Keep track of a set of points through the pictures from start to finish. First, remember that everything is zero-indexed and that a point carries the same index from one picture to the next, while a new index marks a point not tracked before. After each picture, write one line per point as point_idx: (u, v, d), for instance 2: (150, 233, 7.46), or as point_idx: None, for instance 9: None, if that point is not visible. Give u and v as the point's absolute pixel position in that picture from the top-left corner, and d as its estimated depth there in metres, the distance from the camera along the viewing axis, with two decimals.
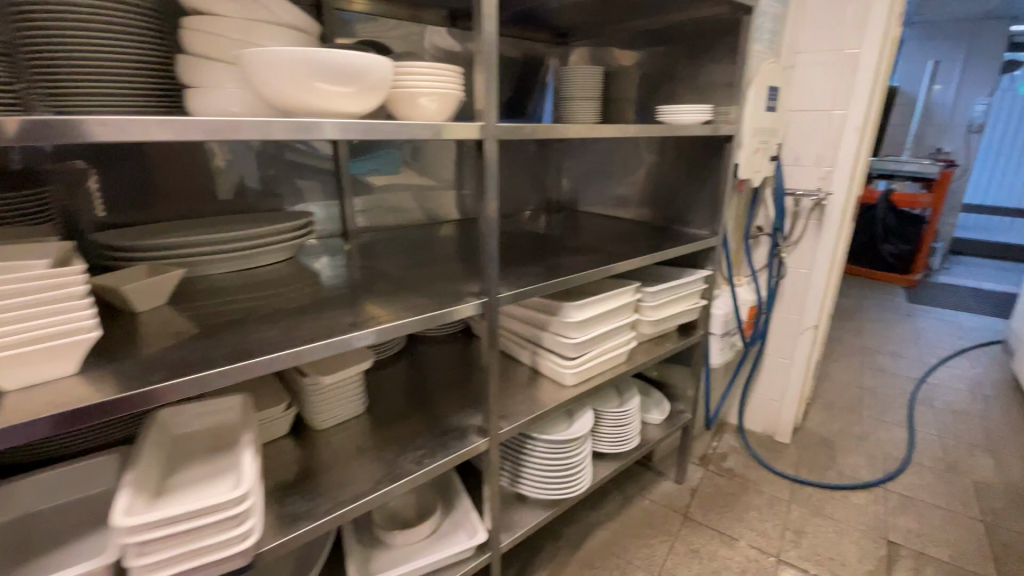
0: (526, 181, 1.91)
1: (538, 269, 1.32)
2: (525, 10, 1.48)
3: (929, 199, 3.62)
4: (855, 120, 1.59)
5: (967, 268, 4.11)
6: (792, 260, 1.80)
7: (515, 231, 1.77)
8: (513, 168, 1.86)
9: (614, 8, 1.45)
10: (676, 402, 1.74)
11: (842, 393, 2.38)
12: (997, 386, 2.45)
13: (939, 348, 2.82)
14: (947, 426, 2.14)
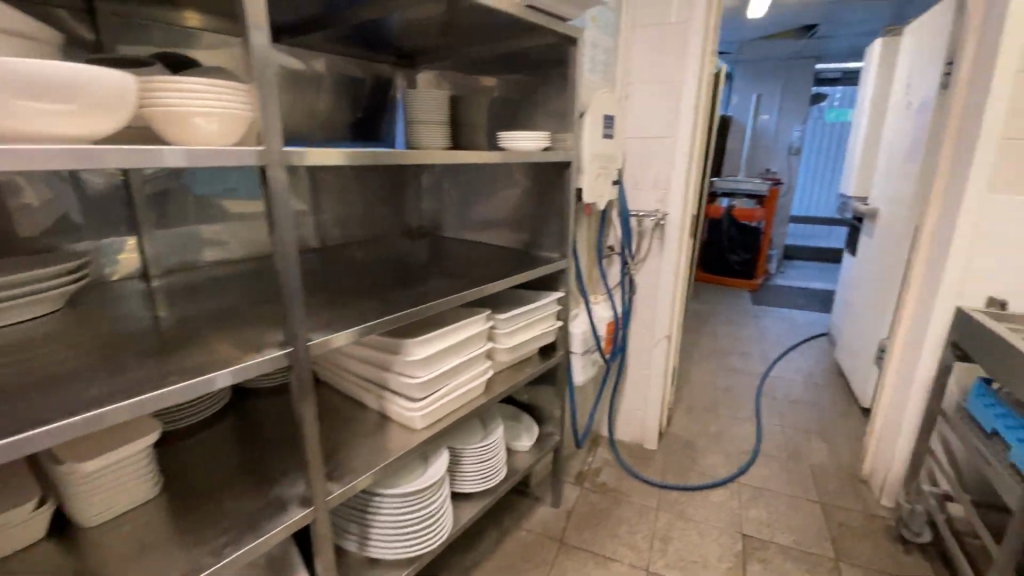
0: (382, 206, 1.81)
1: (383, 299, 1.23)
2: (358, 31, 1.41)
3: (761, 213, 4.15)
4: (683, 146, 1.75)
5: (798, 271, 4.76)
6: (642, 277, 1.94)
7: (373, 254, 1.67)
8: (369, 191, 1.74)
9: (450, 35, 1.44)
10: (545, 425, 1.74)
11: (702, 395, 2.57)
12: (823, 374, 2.81)
13: (779, 344, 3.20)
14: (787, 416, 2.40)
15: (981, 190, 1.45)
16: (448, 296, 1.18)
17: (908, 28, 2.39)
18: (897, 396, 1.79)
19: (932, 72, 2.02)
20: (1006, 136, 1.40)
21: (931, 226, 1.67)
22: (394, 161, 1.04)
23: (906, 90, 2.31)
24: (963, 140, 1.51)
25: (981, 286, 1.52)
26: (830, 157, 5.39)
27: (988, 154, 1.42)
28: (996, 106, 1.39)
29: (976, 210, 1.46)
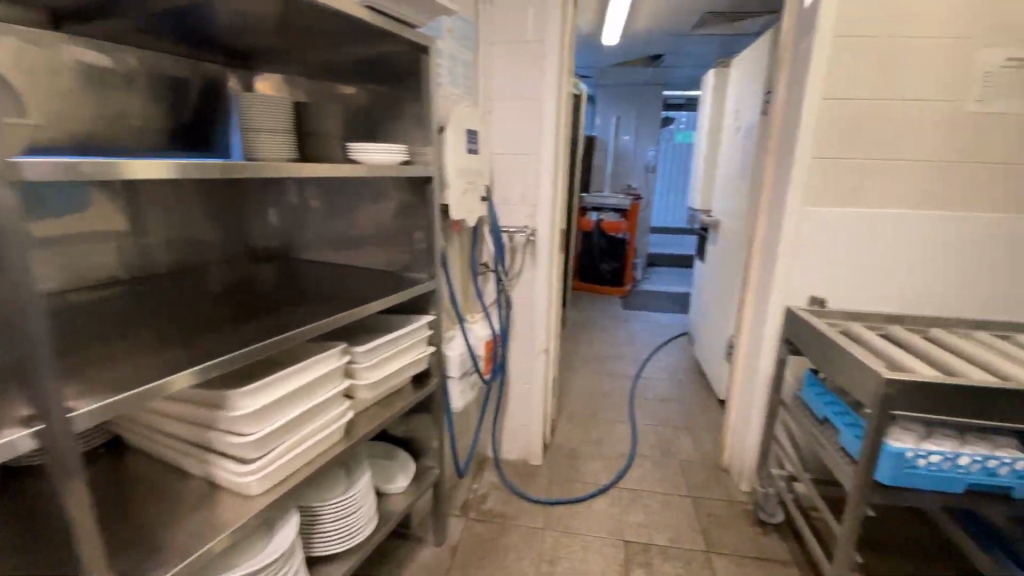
0: (223, 225, 1.54)
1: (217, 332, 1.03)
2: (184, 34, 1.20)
3: (626, 225, 4.45)
4: (548, 162, 1.76)
5: (660, 277, 5.21)
6: (517, 293, 1.91)
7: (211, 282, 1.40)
8: (204, 206, 1.46)
9: (292, 40, 1.28)
10: (423, 458, 1.61)
11: (583, 402, 2.63)
12: (686, 371, 3.06)
13: (647, 346, 3.43)
14: (658, 415, 2.55)
15: (798, 204, 1.66)
16: (292, 332, 1.02)
17: (734, 62, 2.73)
18: (746, 389, 1.98)
19: (754, 101, 2.32)
20: (814, 157, 1.63)
21: (762, 236, 1.88)
22: (217, 174, 0.85)
23: (736, 117, 2.62)
24: (783, 161, 1.72)
25: (804, 287, 1.73)
26: (680, 174, 6.03)
27: (802, 173, 1.64)
28: (805, 132, 1.61)
29: (796, 221, 1.67)
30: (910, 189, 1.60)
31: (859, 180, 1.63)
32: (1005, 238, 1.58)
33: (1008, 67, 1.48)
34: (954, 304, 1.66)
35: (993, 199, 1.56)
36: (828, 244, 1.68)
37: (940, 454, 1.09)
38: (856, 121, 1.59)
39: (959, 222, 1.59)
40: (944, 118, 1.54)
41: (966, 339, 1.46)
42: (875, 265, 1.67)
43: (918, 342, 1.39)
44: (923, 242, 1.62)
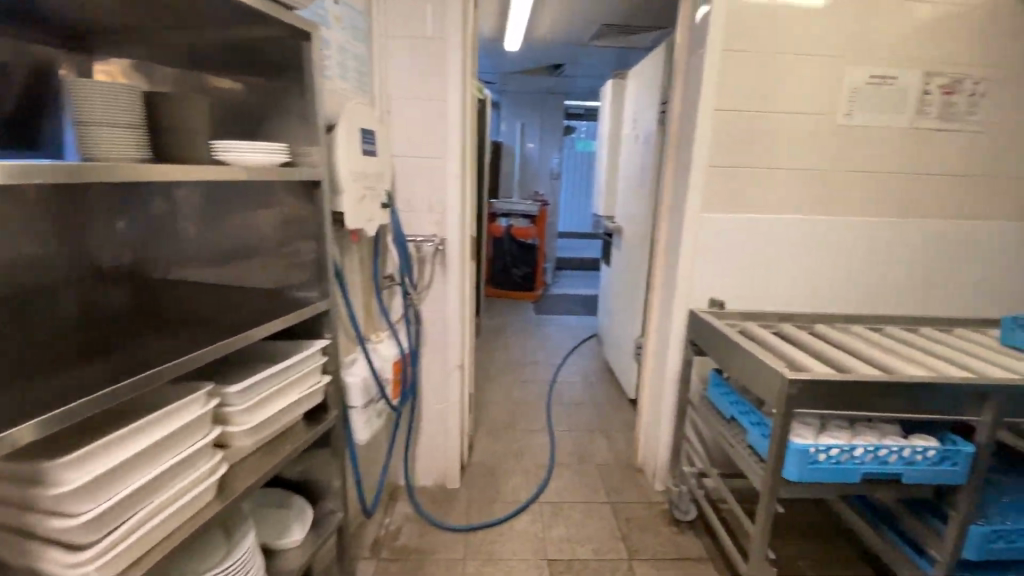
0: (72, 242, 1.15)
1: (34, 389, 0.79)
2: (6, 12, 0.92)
3: (535, 230, 4.48)
4: (454, 167, 1.66)
5: (568, 280, 5.32)
6: (426, 307, 1.78)
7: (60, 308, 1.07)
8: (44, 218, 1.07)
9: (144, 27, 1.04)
10: (323, 501, 1.41)
11: (498, 413, 2.53)
12: (598, 373, 3.10)
13: (560, 349, 3.44)
14: (574, 420, 2.53)
15: (698, 210, 1.72)
16: (144, 375, 0.81)
17: (631, 73, 2.82)
18: (655, 390, 2.02)
19: (651, 110, 2.40)
20: (710, 166, 1.69)
21: (665, 241, 1.92)
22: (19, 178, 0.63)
23: (634, 125, 2.71)
24: (682, 168, 1.78)
25: (705, 290, 1.80)
26: (583, 180, 6.23)
27: (700, 180, 1.70)
28: (701, 140, 1.67)
29: (696, 227, 1.73)
30: (792, 196, 1.73)
31: (749, 187, 1.72)
32: (870, 239, 1.76)
33: (865, 86, 1.64)
34: (831, 300, 1.81)
35: (859, 204, 1.73)
36: (725, 248, 1.76)
37: (838, 446, 1.16)
38: (745, 132, 1.68)
39: (834, 226, 1.74)
40: (817, 130, 1.68)
41: (845, 334, 1.60)
42: (766, 267, 1.78)
43: (809, 340, 1.48)
44: (805, 244, 1.76)
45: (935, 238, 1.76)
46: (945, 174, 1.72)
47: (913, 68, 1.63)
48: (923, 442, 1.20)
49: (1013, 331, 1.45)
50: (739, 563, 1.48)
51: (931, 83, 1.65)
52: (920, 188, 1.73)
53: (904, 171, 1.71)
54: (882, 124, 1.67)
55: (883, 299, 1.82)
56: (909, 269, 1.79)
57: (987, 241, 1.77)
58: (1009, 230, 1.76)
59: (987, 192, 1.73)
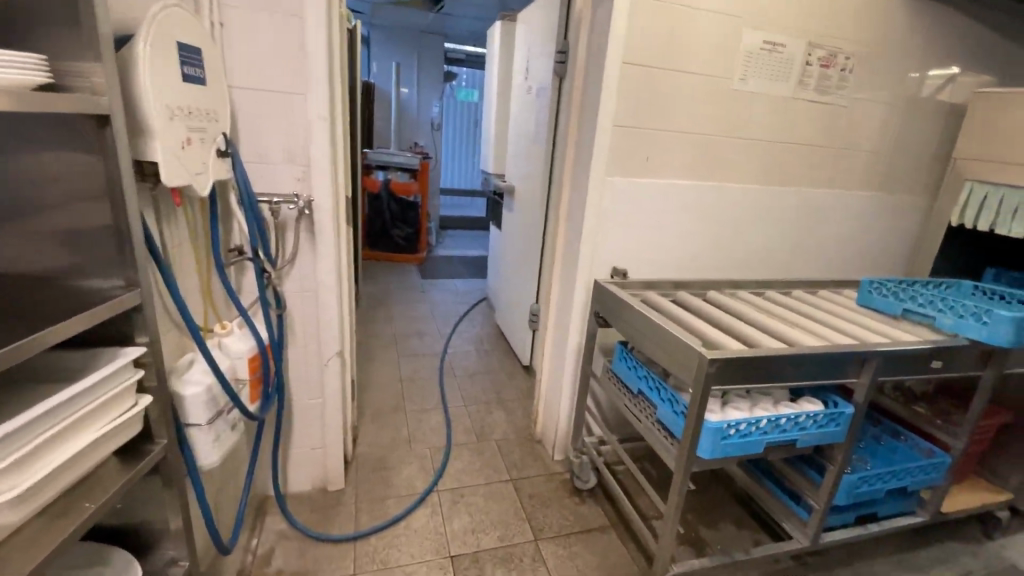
0: None
1: None
2: None
3: (417, 186, 4.12)
4: (320, 106, 1.30)
5: (454, 241, 5.05)
6: (291, 284, 1.44)
7: None
8: None
9: None
10: (160, 548, 1.07)
11: (384, 394, 2.27)
12: (490, 339, 2.96)
13: (450, 316, 3.22)
14: (468, 392, 2.36)
15: (601, 173, 1.59)
16: None
17: (521, 16, 2.57)
18: (551, 362, 1.93)
19: (546, 59, 2.19)
20: (614, 125, 1.56)
21: (566, 204, 1.77)
22: None
23: (527, 75, 2.48)
24: (585, 126, 1.63)
25: (608, 258, 1.71)
26: (465, 133, 5.88)
27: (604, 140, 1.56)
28: (607, 95, 1.52)
29: (599, 192, 1.60)
30: (691, 159, 1.67)
31: (650, 149, 1.62)
32: (756, 205, 1.80)
33: (759, 50, 1.61)
34: (719, 265, 1.85)
35: (749, 171, 1.75)
36: (627, 214, 1.67)
37: (746, 420, 1.13)
38: (649, 90, 1.56)
39: (727, 193, 1.75)
40: (715, 93, 1.62)
41: (736, 300, 1.62)
42: (665, 234, 1.73)
43: (709, 309, 1.47)
44: (699, 210, 1.74)
45: (806, 204, 1.87)
46: (817, 144, 1.80)
47: (800, 37, 1.63)
48: (812, 407, 1.23)
49: (869, 293, 1.55)
50: (647, 540, 1.44)
51: (813, 54, 1.67)
52: (799, 156, 1.79)
53: (787, 139, 1.75)
54: (771, 93, 1.67)
55: (763, 263, 1.90)
56: (785, 234, 1.88)
57: (842, 208, 1.93)
58: (859, 198, 1.94)
59: (847, 162, 1.87)
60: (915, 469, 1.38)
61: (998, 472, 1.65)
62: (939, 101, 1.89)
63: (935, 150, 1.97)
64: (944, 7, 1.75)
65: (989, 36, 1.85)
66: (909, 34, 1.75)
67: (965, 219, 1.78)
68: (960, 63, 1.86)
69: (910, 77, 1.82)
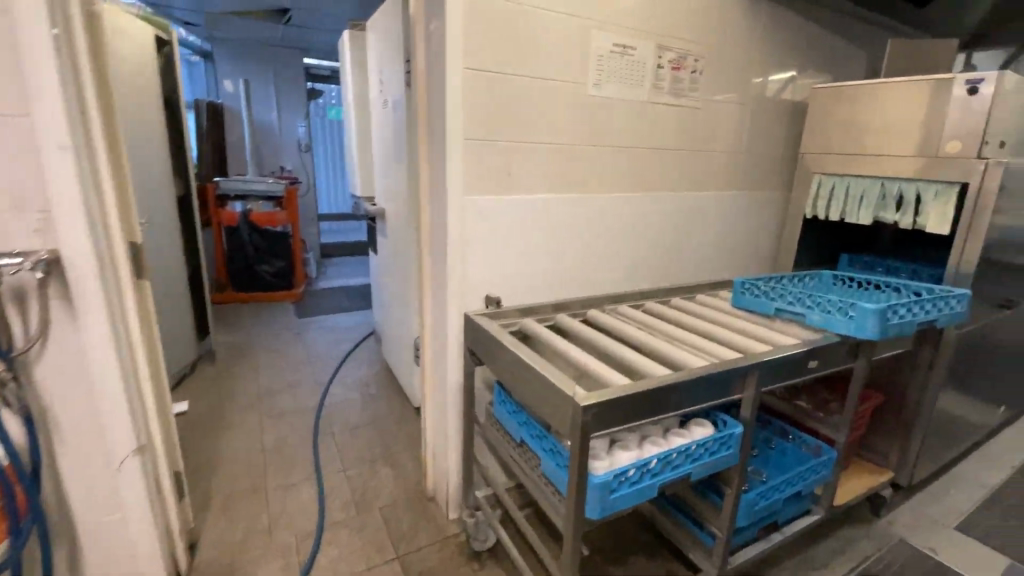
0: None
1: None
2: None
3: (284, 215, 3.68)
4: (56, 132, 0.97)
5: (338, 270, 4.63)
6: (46, 370, 1.08)
7: None
8: None
9: None
10: None
11: (241, 473, 1.88)
12: (377, 379, 2.65)
13: (330, 359, 2.86)
14: (348, 450, 2.05)
15: (459, 192, 1.38)
16: None
17: (370, 23, 2.32)
18: (431, 408, 1.68)
19: (395, 70, 1.96)
20: (468, 138, 1.36)
21: (426, 228, 1.55)
22: None
23: (381, 88, 2.24)
24: (434, 141, 1.42)
25: (480, 287, 1.49)
26: (340, 154, 5.50)
27: (457, 156, 1.35)
28: (454, 106, 1.32)
29: (459, 214, 1.39)
30: (559, 169, 1.52)
31: (512, 162, 1.44)
32: (629, 212, 1.71)
33: (611, 54, 1.51)
34: (601, 278, 1.73)
35: (618, 178, 1.65)
36: (495, 236, 1.47)
37: (635, 466, 0.97)
38: (501, 97, 1.38)
39: (599, 204, 1.62)
40: (573, 101, 1.48)
41: (615, 317, 1.49)
42: (539, 253, 1.56)
43: (588, 332, 1.33)
44: (573, 225, 1.59)
45: (676, 208, 1.83)
46: (680, 148, 1.76)
47: (648, 39, 1.56)
48: (702, 432, 1.11)
49: (742, 294, 1.47)
50: None
51: (663, 58, 1.61)
52: (666, 161, 1.74)
53: (651, 143, 1.68)
54: (626, 98, 1.58)
55: (644, 271, 1.81)
56: (662, 240, 1.82)
57: (710, 209, 1.92)
58: (723, 197, 1.94)
59: (708, 163, 1.85)
60: (806, 470, 1.33)
61: (877, 451, 1.70)
62: (782, 101, 1.96)
63: (785, 147, 2.04)
64: (776, 13, 1.82)
65: (817, 39, 1.96)
66: (749, 37, 1.79)
67: (817, 211, 1.84)
68: (796, 65, 1.94)
69: (754, 79, 1.86)
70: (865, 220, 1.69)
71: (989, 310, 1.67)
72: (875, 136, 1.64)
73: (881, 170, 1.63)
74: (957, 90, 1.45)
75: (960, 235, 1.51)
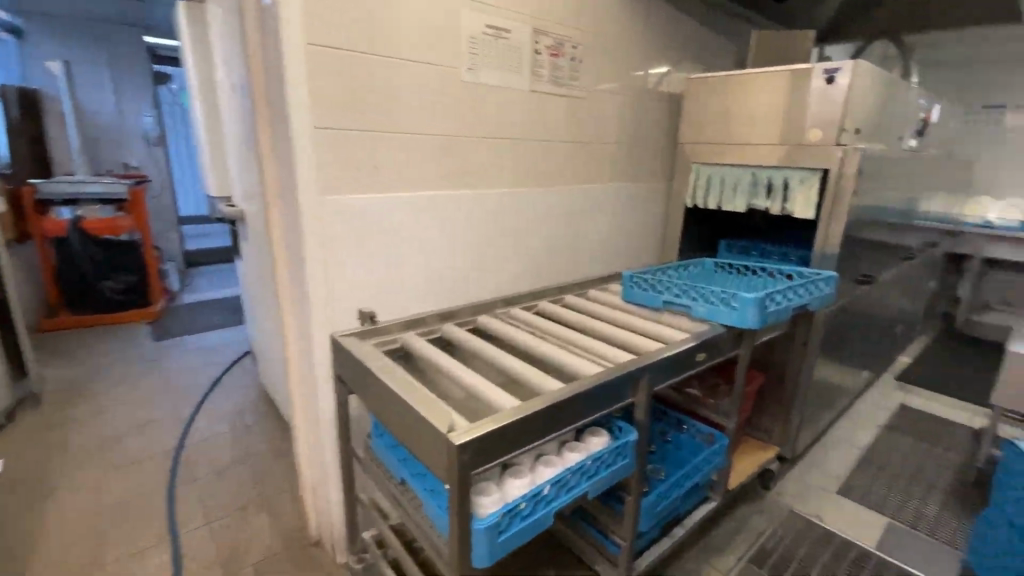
0: None
1: None
2: None
3: (128, 220, 3.15)
4: None
5: (207, 281, 4.09)
6: None
7: None
8: None
9: None
10: None
11: (68, 548, 1.51)
12: (253, 405, 2.32)
13: (194, 387, 2.47)
14: (214, 497, 1.74)
15: (313, 190, 1.16)
16: None
17: None
18: (304, 445, 1.43)
19: (238, 49, 1.66)
20: (320, 126, 1.15)
21: (279, 235, 1.31)
22: None
23: (226, 71, 1.91)
24: (278, 131, 1.19)
25: (349, 302, 1.29)
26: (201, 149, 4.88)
27: (307, 148, 1.14)
28: (297, 87, 1.10)
29: (315, 216, 1.18)
30: (435, 162, 1.36)
31: (378, 155, 1.25)
32: (516, 208, 1.60)
33: (483, 36, 1.37)
34: (492, 280, 1.60)
35: (503, 171, 1.53)
36: (364, 240, 1.27)
37: (527, 498, 0.85)
38: (358, 79, 1.18)
39: (482, 200, 1.49)
40: (445, 87, 1.33)
41: (506, 321, 1.34)
42: (419, 257, 1.38)
43: (475, 343, 1.16)
44: (456, 224, 1.44)
45: (566, 201, 1.75)
46: (565, 139, 1.68)
47: (524, 22, 1.45)
48: (598, 443, 1.02)
49: (632, 288, 1.42)
50: None
51: (540, 42, 1.51)
52: (551, 154, 1.65)
53: (535, 134, 1.58)
54: (503, 84, 1.46)
55: (538, 270, 1.72)
56: (552, 236, 1.74)
57: (600, 201, 1.88)
58: (612, 190, 1.91)
59: (595, 154, 1.81)
60: (701, 460, 1.32)
61: (763, 428, 1.78)
62: (660, 92, 1.97)
63: (666, 137, 2.06)
64: (649, 2, 1.80)
65: (689, 31, 1.99)
66: (626, 26, 1.76)
67: (697, 200, 1.88)
68: (671, 56, 1.96)
69: (633, 68, 1.84)
70: (740, 207, 1.74)
71: (849, 287, 1.82)
72: (746, 126, 1.69)
73: (754, 159, 1.69)
74: (816, 79, 1.51)
75: (824, 219, 1.60)
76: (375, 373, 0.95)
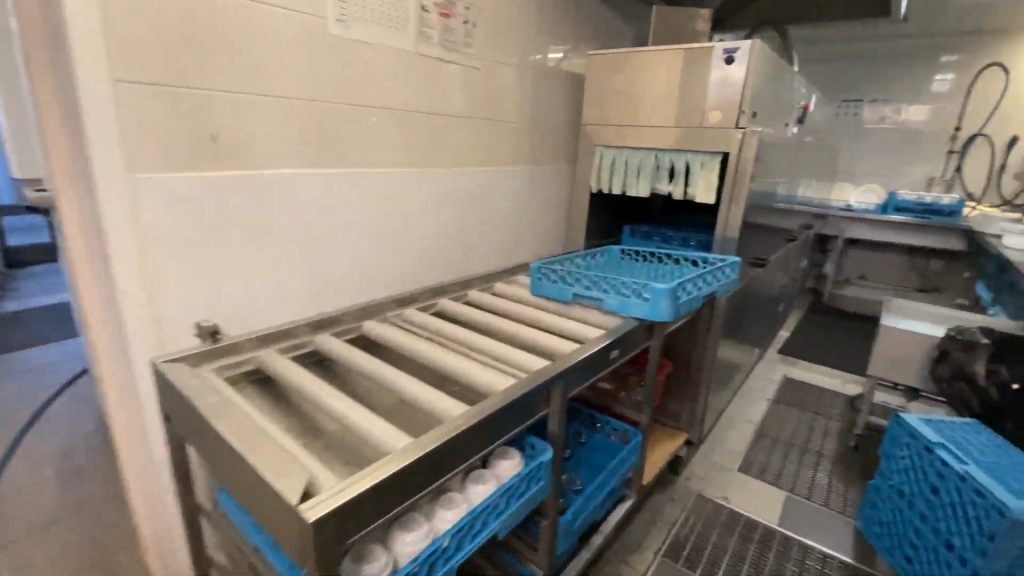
0: None
1: None
2: None
3: None
4: None
5: (35, 284, 3.34)
6: None
7: None
8: None
9: None
10: None
11: None
12: (90, 438, 1.88)
13: (8, 421, 1.96)
14: (26, 566, 1.35)
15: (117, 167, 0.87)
16: None
17: None
18: (135, 498, 1.11)
19: None
20: (121, 80, 0.85)
21: (74, 228, 0.98)
22: None
23: None
24: (60, 85, 0.87)
25: (185, 311, 1.00)
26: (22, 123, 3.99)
27: (105, 109, 0.84)
28: (79, 23, 0.80)
29: (122, 203, 0.88)
30: (295, 135, 1.10)
31: (217, 122, 0.98)
32: (406, 193, 1.39)
33: None
34: (380, 276, 1.38)
35: (387, 150, 1.31)
36: (200, 232, 0.99)
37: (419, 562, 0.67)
38: (183, 20, 0.90)
39: (364, 184, 1.26)
40: (308, 43, 1.08)
41: (396, 326, 1.12)
42: (281, 252, 1.12)
43: (355, 356, 0.94)
44: (328, 212, 1.20)
45: (464, 184, 1.57)
46: (461, 116, 1.50)
47: None
48: (509, 468, 0.85)
49: (540, 280, 1.28)
50: None
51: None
52: (446, 132, 1.46)
53: (423, 106, 1.38)
54: (382, 45, 1.23)
55: (436, 262, 1.54)
56: (449, 225, 1.55)
57: (502, 185, 1.72)
58: (514, 173, 1.77)
59: (495, 133, 1.64)
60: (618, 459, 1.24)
61: (672, 414, 1.76)
62: (562, 70, 1.86)
63: (569, 118, 1.95)
64: None
65: (589, 7, 1.89)
66: None
67: (602, 183, 1.79)
68: (571, 33, 1.85)
69: (533, 40, 1.69)
70: (644, 192, 1.69)
71: (747, 271, 1.85)
72: (648, 107, 1.63)
73: (658, 141, 1.63)
74: (716, 59, 1.48)
75: (725, 202, 1.59)
76: (208, 411, 0.71)
